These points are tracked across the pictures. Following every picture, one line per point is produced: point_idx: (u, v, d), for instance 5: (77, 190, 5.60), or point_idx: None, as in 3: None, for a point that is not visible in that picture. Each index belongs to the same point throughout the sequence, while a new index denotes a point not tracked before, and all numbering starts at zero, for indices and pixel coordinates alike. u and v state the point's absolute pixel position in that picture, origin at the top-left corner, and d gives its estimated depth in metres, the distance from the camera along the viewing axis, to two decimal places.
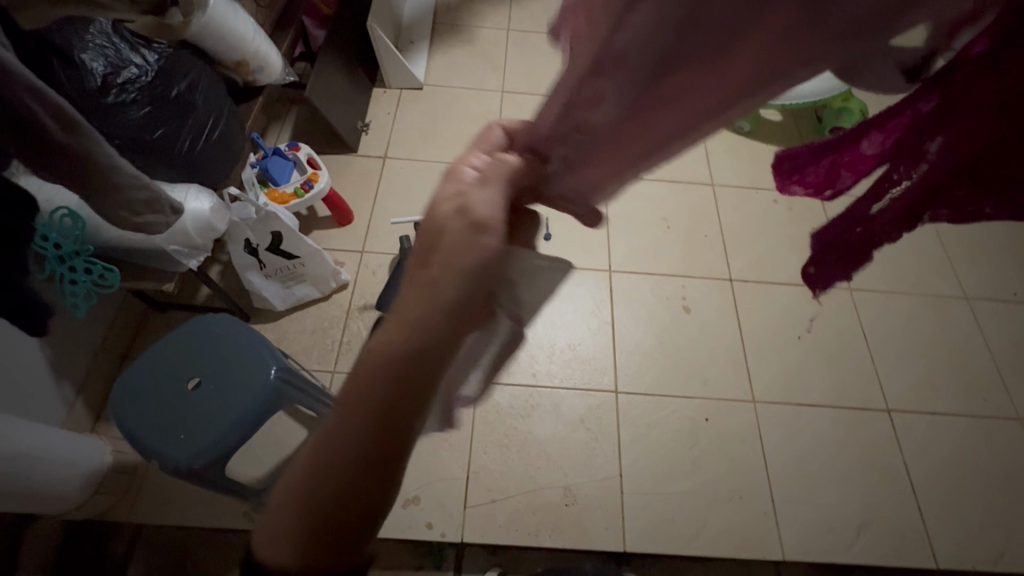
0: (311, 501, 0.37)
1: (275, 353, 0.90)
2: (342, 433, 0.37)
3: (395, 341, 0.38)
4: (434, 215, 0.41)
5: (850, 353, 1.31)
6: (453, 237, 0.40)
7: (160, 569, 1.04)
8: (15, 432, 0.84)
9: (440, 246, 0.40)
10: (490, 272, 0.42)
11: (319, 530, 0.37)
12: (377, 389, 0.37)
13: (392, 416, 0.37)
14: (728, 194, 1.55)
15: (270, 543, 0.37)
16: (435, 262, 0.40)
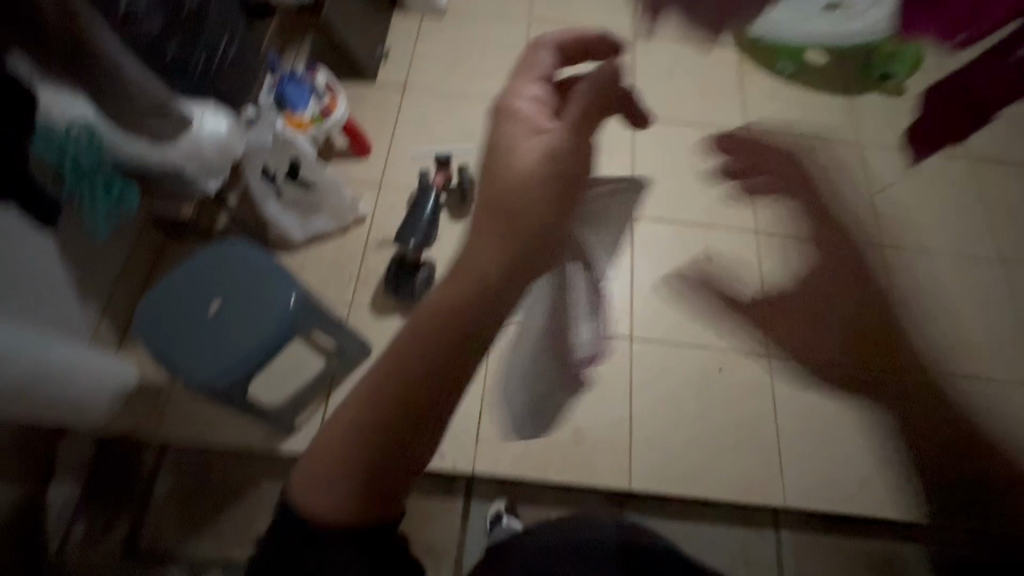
0: (355, 460, 0.38)
1: (293, 281, 0.90)
2: (385, 397, 0.38)
3: (444, 306, 0.37)
4: (511, 163, 0.39)
5: (872, 312, 1.29)
6: (528, 184, 0.39)
7: (187, 480, 1.10)
8: (43, 346, 0.87)
9: (503, 199, 0.39)
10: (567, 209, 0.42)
11: (365, 486, 0.39)
12: (424, 350, 0.37)
13: (437, 380, 0.37)
14: (761, 142, 1.47)
15: (317, 496, 0.40)
16: (501, 210, 0.39)
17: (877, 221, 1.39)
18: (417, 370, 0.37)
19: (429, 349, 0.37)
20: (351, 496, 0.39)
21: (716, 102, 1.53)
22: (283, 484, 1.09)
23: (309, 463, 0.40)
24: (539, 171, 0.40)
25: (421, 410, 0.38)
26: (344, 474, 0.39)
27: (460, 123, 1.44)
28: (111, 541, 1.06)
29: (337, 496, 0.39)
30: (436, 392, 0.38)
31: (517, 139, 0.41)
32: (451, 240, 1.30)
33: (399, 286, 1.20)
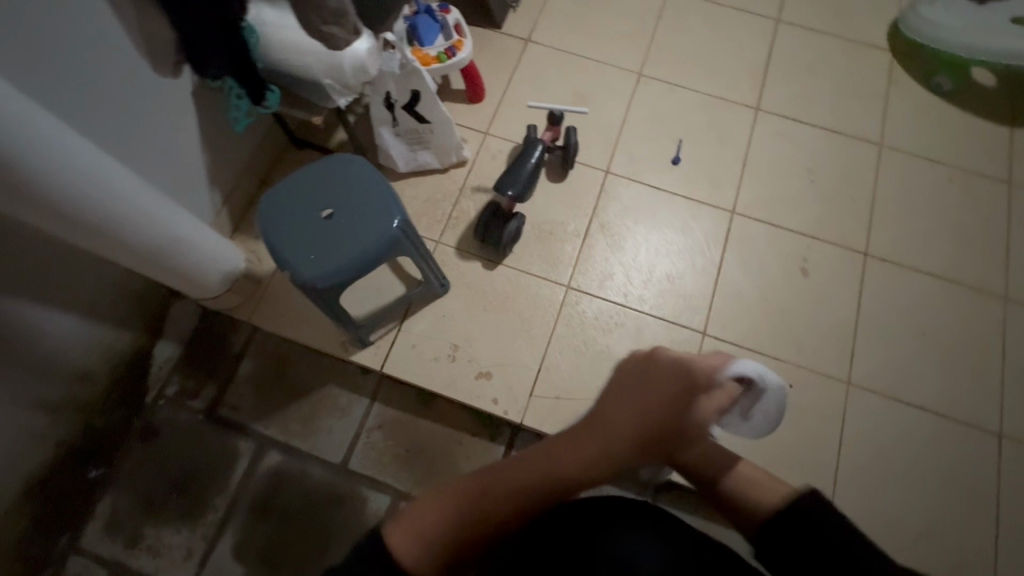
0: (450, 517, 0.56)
1: (398, 205, 0.95)
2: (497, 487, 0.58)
3: (547, 464, 0.59)
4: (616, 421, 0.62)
5: (978, 366, 1.18)
6: (618, 432, 0.61)
7: (267, 368, 1.21)
8: (178, 219, 0.98)
9: (601, 430, 0.61)
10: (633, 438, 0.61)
11: (447, 535, 0.56)
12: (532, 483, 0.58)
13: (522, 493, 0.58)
14: (896, 160, 1.35)
15: (412, 531, 0.55)
16: (595, 433, 0.61)
17: (1008, 270, 1.25)
18: (518, 485, 0.58)
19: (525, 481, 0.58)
20: (431, 552, 0.55)
21: (855, 108, 1.40)
22: (349, 391, 1.19)
23: (403, 516, 0.56)
24: (628, 431, 0.61)
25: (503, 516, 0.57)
26: (438, 528, 0.56)
27: (576, 84, 1.42)
28: (195, 405, 1.19)
29: (422, 544, 0.54)
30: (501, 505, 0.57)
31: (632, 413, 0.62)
32: (543, 199, 1.31)
33: (487, 232, 1.22)
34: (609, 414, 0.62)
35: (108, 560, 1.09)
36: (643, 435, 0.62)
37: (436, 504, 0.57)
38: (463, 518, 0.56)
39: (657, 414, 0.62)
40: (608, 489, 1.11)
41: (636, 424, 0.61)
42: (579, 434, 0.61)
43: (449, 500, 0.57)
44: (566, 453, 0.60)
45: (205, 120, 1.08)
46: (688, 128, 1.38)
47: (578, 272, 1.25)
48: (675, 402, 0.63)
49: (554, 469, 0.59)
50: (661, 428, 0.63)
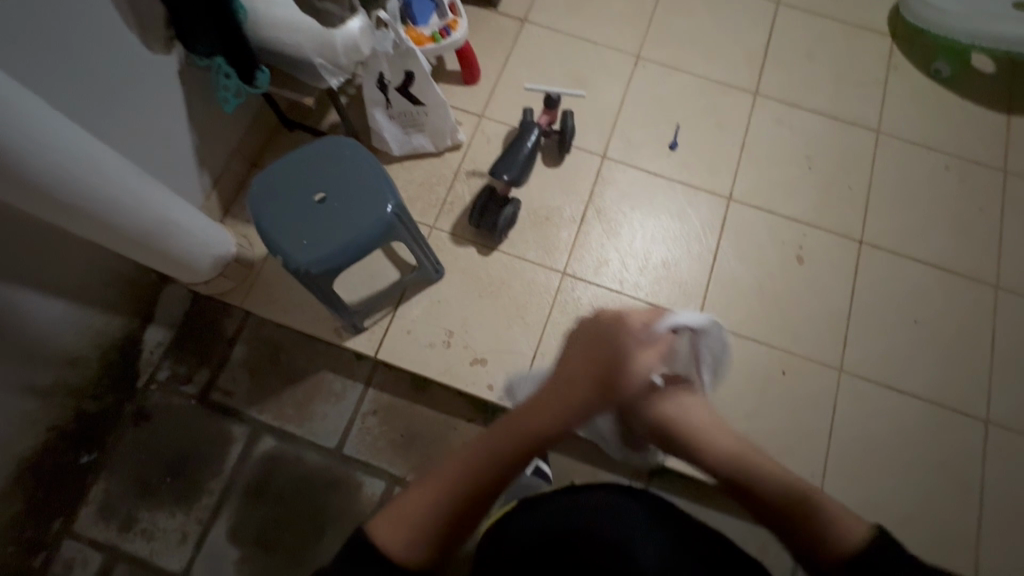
0: (438, 503, 0.56)
1: (393, 189, 0.94)
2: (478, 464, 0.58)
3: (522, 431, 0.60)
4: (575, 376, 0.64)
5: (968, 353, 1.19)
6: (579, 383, 0.63)
7: (261, 353, 1.20)
8: (167, 201, 0.95)
9: (562, 387, 0.63)
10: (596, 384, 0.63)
11: (437, 520, 0.55)
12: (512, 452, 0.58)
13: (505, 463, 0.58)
14: (893, 147, 1.35)
15: (401, 522, 0.54)
16: (557, 390, 0.63)
17: (1001, 259, 1.25)
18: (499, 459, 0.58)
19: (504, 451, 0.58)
20: (424, 539, 0.54)
21: (854, 93, 1.39)
22: (344, 376, 1.19)
23: (390, 509, 0.56)
24: (588, 381, 0.63)
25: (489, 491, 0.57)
26: (427, 516, 0.55)
27: (573, 67, 1.39)
28: (188, 390, 1.18)
29: (413, 535, 0.53)
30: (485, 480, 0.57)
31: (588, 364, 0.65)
32: (539, 184, 1.30)
33: (482, 217, 1.21)
34: (568, 372, 0.64)
35: (103, 543, 1.09)
36: (603, 381, 0.64)
37: (424, 492, 0.56)
38: (448, 501, 0.56)
39: (603, 363, 0.64)
40: (601, 474, 1.12)
41: (594, 372, 0.64)
42: (544, 395, 0.63)
43: (433, 489, 0.56)
44: (536, 413, 0.61)
45: (193, 100, 1.05)
46: (687, 113, 1.37)
47: (574, 258, 1.24)
48: (619, 351, 0.65)
49: (527, 429, 0.60)
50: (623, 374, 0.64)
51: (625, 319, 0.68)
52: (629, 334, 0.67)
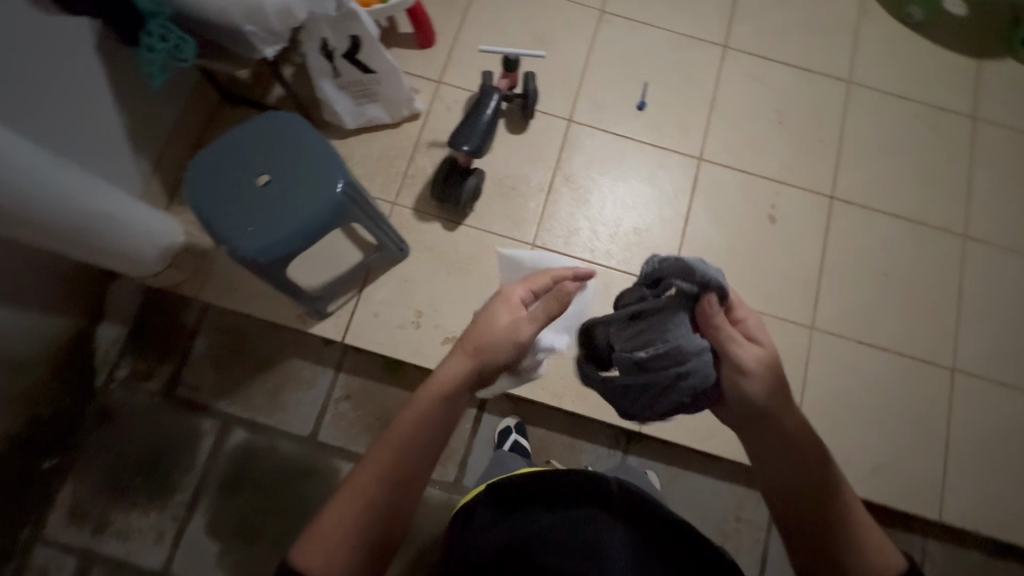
0: (353, 515, 0.55)
1: (342, 167, 0.88)
2: (380, 466, 0.57)
3: (419, 421, 0.59)
4: (459, 351, 0.65)
5: (935, 303, 1.20)
6: (463, 358, 0.64)
7: (223, 346, 1.16)
8: (98, 191, 0.88)
9: (447, 364, 0.64)
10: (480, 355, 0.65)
11: (355, 530, 0.54)
12: (413, 446, 0.58)
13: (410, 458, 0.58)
14: (863, 98, 1.32)
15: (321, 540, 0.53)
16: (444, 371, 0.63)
17: (969, 208, 1.25)
18: (404, 456, 0.58)
19: (404, 447, 0.58)
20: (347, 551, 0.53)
21: (823, 42, 1.35)
22: (312, 363, 1.15)
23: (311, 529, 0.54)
24: (470, 355, 0.64)
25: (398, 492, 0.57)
26: (346, 531, 0.54)
27: (534, 25, 1.31)
28: (150, 387, 1.14)
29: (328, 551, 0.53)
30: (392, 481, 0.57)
31: (471, 338, 0.66)
32: (503, 152, 1.24)
33: (445, 190, 1.16)
34: (455, 353, 0.65)
35: (77, 547, 1.06)
36: (484, 353, 0.65)
37: (340, 507, 0.55)
38: (366, 513, 0.55)
39: (481, 338, 0.66)
40: (580, 445, 1.12)
41: (475, 347, 0.65)
42: (434, 379, 0.63)
43: (342, 506, 0.55)
44: (425, 399, 0.61)
45: (117, 79, 0.97)
46: (654, 71, 1.31)
47: (544, 229, 1.20)
48: (490, 322, 0.67)
49: (421, 416, 0.59)
50: (502, 342, 0.66)
51: (507, 294, 0.71)
52: (503, 308, 0.69)
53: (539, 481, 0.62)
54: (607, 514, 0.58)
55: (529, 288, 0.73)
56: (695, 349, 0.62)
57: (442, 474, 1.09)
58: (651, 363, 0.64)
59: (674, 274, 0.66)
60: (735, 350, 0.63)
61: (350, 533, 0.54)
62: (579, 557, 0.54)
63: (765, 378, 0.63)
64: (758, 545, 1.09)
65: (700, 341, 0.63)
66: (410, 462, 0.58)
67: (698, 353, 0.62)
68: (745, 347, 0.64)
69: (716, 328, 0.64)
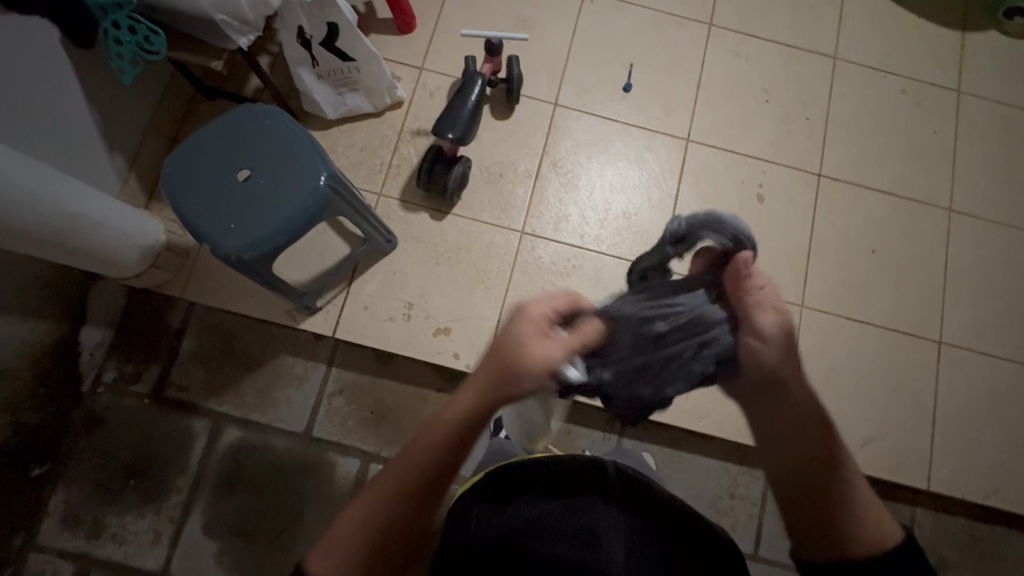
0: (371, 520, 0.54)
1: (325, 160, 0.87)
2: (398, 474, 0.55)
3: (439, 431, 0.55)
4: (485, 372, 0.56)
5: (921, 276, 1.21)
6: (488, 380, 0.56)
7: (212, 344, 1.14)
8: (73, 192, 0.86)
9: (477, 383, 0.56)
10: (503, 383, 0.55)
11: (372, 535, 0.53)
12: (431, 458, 0.55)
13: (427, 469, 0.55)
14: (849, 73, 1.31)
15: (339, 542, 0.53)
16: (471, 388, 0.57)
17: (954, 181, 1.26)
18: (422, 467, 0.55)
19: (422, 458, 0.55)
20: (362, 554, 0.53)
21: (808, 18, 1.34)
22: (303, 358, 1.14)
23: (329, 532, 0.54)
24: (493, 379, 0.56)
25: (415, 500, 0.54)
26: (361, 534, 0.53)
27: (517, 8, 1.29)
28: (139, 389, 1.12)
29: (344, 553, 0.53)
30: (410, 492, 0.54)
31: (497, 357, 0.56)
32: (489, 139, 1.23)
33: (431, 179, 1.14)
34: (483, 370, 0.57)
35: (72, 552, 1.05)
36: (510, 381, 0.55)
37: (358, 509, 0.55)
38: (382, 519, 0.54)
39: (509, 376, 0.55)
40: (576, 430, 1.13)
41: (503, 371, 0.56)
42: (462, 394, 0.57)
43: (360, 510, 0.54)
44: (447, 410, 0.56)
45: (86, 74, 0.94)
46: (639, 52, 1.29)
47: (532, 216, 1.19)
48: (522, 350, 0.56)
49: (442, 431, 0.55)
50: (530, 374, 0.55)
51: (529, 315, 0.58)
52: (534, 335, 0.57)
53: (541, 467, 0.62)
54: (606, 500, 0.58)
55: (556, 306, 0.60)
56: (716, 319, 0.60)
57: None
58: (670, 337, 0.61)
59: (701, 229, 0.67)
60: (757, 319, 0.59)
61: (367, 536, 0.53)
62: (580, 541, 0.54)
63: (777, 346, 0.58)
64: (754, 520, 1.10)
65: (720, 310, 0.61)
66: (427, 472, 0.55)
67: (720, 322, 0.61)
68: (768, 313, 0.59)
69: (744, 288, 0.61)
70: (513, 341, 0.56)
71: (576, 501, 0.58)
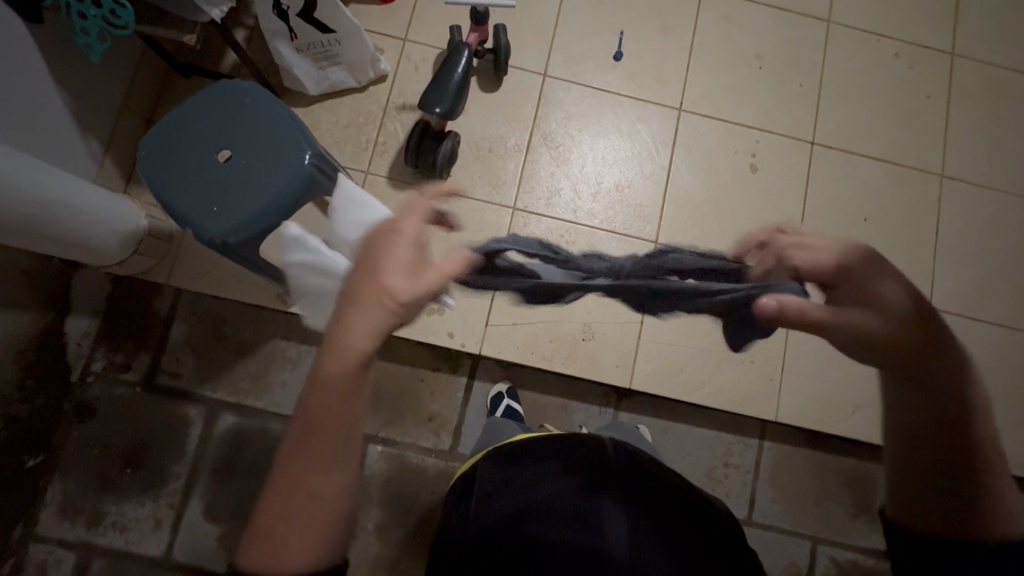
0: (322, 490, 0.50)
1: (309, 138, 0.84)
2: (318, 435, 0.50)
3: (334, 375, 0.50)
4: (361, 304, 0.50)
5: (911, 243, 1.21)
6: (367, 311, 0.50)
7: (200, 330, 1.12)
8: (47, 179, 0.83)
9: (351, 313, 0.51)
10: (385, 309, 0.51)
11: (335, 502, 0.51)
12: (337, 403, 0.51)
13: (340, 412, 0.51)
14: (844, 37, 1.28)
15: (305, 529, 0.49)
16: (348, 322, 0.51)
17: (946, 146, 1.25)
18: (336, 414, 0.51)
19: (330, 411, 0.51)
20: (334, 524, 0.51)
21: None
22: (295, 342, 1.13)
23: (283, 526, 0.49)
24: (378, 309, 0.51)
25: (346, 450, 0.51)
26: (324, 506, 0.50)
27: None
28: (130, 377, 1.10)
29: (318, 533, 0.50)
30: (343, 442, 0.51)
31: (371, 288, 0.51)
32: (477, 113, 1.20)
33: (419, 156, 1.11)
34: (355, 300, 0.51)
35: (73, 542, 1.05)
36: (395, 308, 0.51)
37: (301, 490, 0.50)
38: (333, 484, 0.50)
39: (382, 287, 0.51)
40: (572, 405, 1.13)
41: (386, 300, 0.51)
42: (336, 334, 0.51)
43: (304, 490, 0.50)
44: (332, 353, 0.51)
45: (53, 52, 0.90)
46: (630, 19, 1.25)
47: (524, 191, 1.17)
48: (393, 281, 0.51)
49: (337, 376, 0.50)
50: (415, 301, 0.52)
51: (393, 227, 0.54)
52: (400, 251, 0.52)
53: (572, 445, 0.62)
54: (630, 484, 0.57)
55: (420, 214, 0.55)
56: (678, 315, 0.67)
57: (436, 443, 1.10)
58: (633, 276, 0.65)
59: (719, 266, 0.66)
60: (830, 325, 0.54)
61: (342, 501, 0.51)
62: (583, 525, 0.53)
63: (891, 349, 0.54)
64: (747, 487, 1.13)
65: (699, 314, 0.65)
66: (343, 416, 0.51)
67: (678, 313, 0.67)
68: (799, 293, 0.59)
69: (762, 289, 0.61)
70: (380, 265, 0.52)
71: (596, 482, 0.57)
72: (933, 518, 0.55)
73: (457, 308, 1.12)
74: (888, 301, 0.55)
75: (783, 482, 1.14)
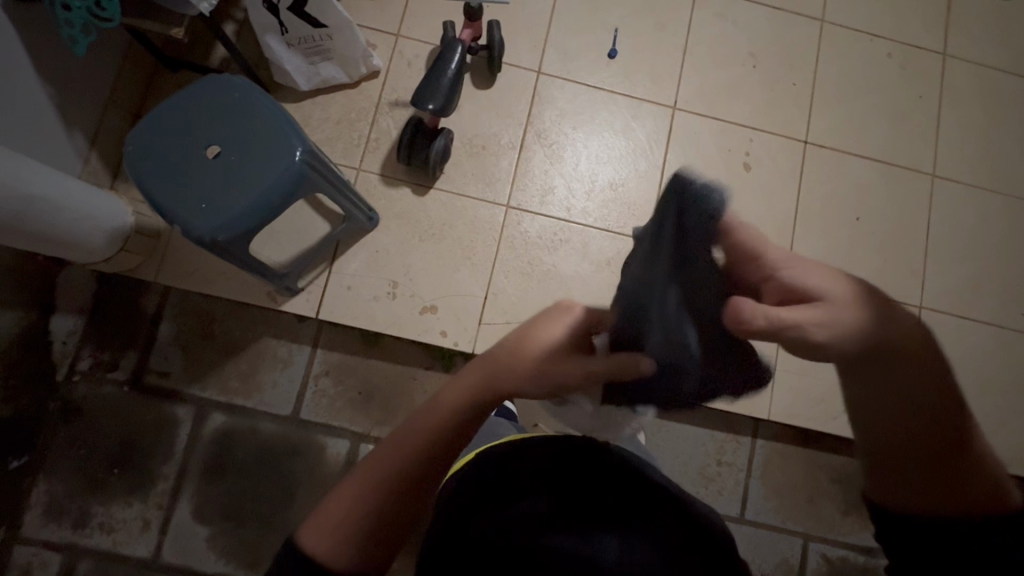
0: (379, 504, 0.52)
1: (300, 134, 0.82)
2: (404, 448, 0.54)
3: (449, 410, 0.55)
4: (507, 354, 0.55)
5: (902, 243, 1.22)
6: (503, 365, 0.55)
7: (189, 328, 1.11)
8: (29, 175, 0.81)
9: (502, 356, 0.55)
10: (514, 370, 0.55)
11: (380, 521, 0.52)
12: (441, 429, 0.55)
13: (441, 437, 0.55)
14: (837, 37, 1.29)
15: (337, 531, 0.51)
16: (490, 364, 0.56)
17: (937, 146, 1.26)
18: (442, 435, 0.55)
19: (424, 449, 0.54)
20: (355, 543, 0.51)
21: None
22: (285, 341, 1.11)
23: (320, 514, 0.53)
24: (511, 368, 0.55)
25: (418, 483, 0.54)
26: (360, 520, 0.52)
27: None
28: (117, 377, 1.08)
29: (342, 539, 0.51)
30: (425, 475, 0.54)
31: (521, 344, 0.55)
32: (470, 110, 1.19)
33: (411, 154, 1.10)
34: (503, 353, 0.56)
35: (59, 544, 1.03)
36: (524, 376, 0.55)
37: (352, 491, 0.53)
38: (382, 501, 0.52)
39: (529, 356, 0.55)
40: None
41: (524, 367, 0.55)
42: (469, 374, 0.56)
43: (359, 491, 0.53)
44: (457, 382, 0.56)
45: (36, 44, 0.88)
46: (624, 16, 1.25)
47: (517, 189, 1.16)
48: (539, 346, 0.55)
49: (452, 409, 0.55)
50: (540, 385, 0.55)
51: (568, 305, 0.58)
52: (562, 324, 0.56)
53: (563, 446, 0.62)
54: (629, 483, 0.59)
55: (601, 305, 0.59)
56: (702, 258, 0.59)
57: None
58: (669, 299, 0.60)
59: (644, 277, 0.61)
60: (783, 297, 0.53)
61: (366, 513, 0.52)
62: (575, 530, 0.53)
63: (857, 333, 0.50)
64: (740, 486, 1.13)
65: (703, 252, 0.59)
66: (438, 440, 0.54)
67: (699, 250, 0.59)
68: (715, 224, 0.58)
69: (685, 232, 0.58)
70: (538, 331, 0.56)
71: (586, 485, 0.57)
72: (918, 494, 0.51)
73: (451, 307, 1.11)
74: (824, 290, 0.52)
75: (776, 480, 1.14)
